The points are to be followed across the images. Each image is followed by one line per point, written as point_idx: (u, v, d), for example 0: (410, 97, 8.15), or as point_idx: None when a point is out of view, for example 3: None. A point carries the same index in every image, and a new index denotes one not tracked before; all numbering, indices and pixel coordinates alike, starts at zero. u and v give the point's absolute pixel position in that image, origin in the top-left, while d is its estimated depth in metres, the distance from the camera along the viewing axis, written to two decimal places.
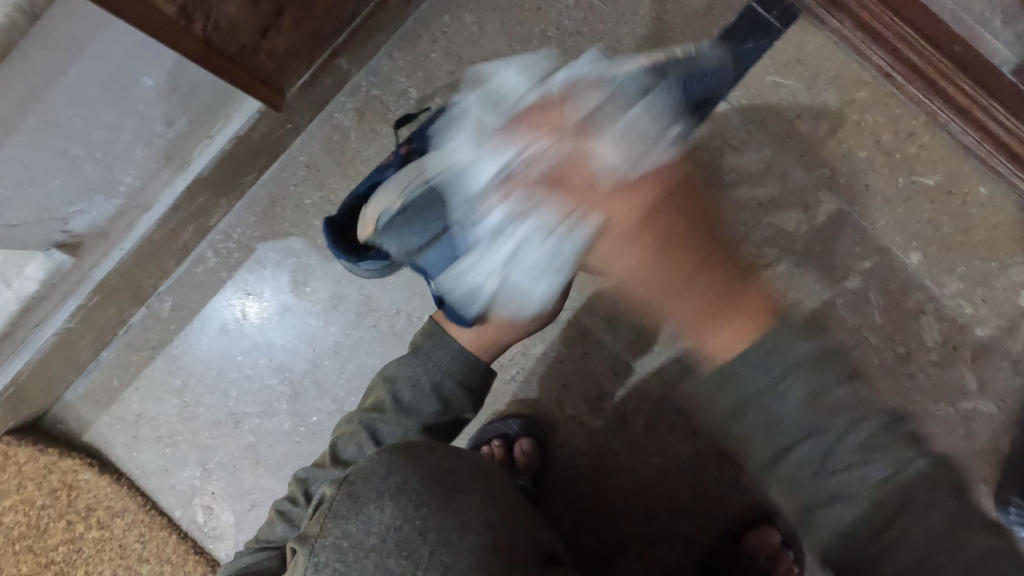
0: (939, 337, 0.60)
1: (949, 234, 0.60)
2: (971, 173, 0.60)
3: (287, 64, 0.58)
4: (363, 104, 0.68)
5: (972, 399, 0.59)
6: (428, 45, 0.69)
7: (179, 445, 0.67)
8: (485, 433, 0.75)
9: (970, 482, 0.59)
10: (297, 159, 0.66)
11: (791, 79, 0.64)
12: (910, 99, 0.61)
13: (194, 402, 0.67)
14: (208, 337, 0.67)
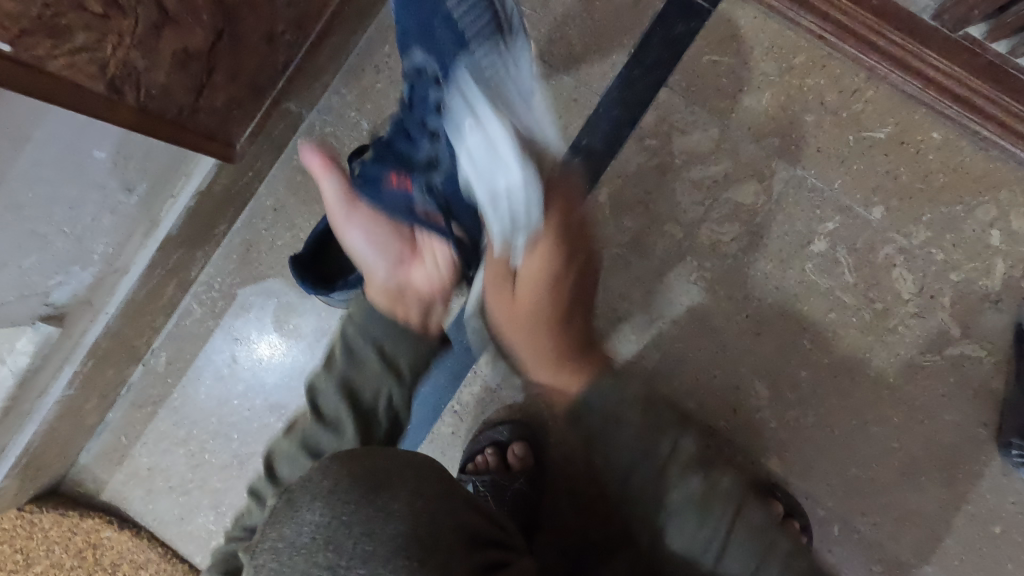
0: (915, 287, 0.67)
1: (909, 184, 0.66)
2: (924, 120, 0.66)
3: (231, 117, 0.64)
4: (320, 143, 0.74)
5: (960, 344, 0.66)
6: (371, 77, 0.73)
7: (191, 492, 0.76)
8: (475, 442, 0.76)
9: (973, 427, 0.66)
10: (268, 203, 0.74)
11: (727, 55, 0.70)
12: (848, 56, 0.67)
13: (199, 449, 0.76)
14: (204, 386, 0.76)
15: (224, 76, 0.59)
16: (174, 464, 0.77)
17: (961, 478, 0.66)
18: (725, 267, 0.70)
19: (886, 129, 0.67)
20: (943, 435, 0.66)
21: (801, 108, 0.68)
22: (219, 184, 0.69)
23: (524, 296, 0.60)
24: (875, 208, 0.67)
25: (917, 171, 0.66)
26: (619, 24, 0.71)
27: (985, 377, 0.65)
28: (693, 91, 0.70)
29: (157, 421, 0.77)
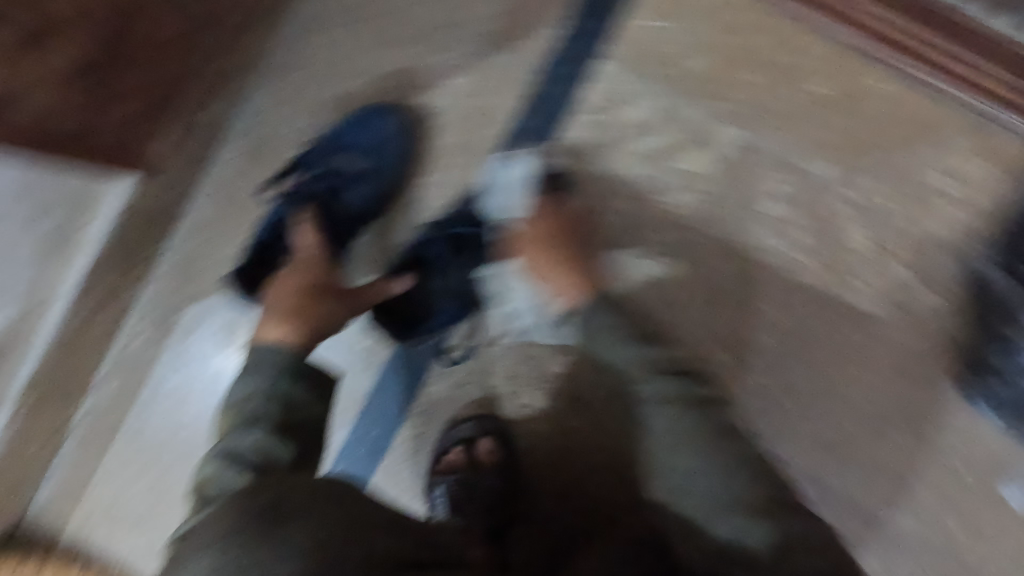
0: (782, 244, 0.84)
1: (769, 160, 0.85)
2: (780, 99, 0.85)
3: (128, 140, 0.80)
4: (271, 145, 0.92)
5: (818, 289, 0.84)
6: (247, 113, 0.92)
7: (165, 499, 0.87)
8: (444, 441, 0.89)
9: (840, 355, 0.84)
10: (224, 202, 0.91)
11: (491, 80, 0.89)
12: (644, 41, 0.87)
13: (160, 464, 0.88)
14: (149, 408, 0.89)
15: (101, 97, 0.75)
16: (134, 511, 0.88)
17: (812, 373, 0.85)
18: (620, 220, 0.88)
19: (712, 89, 0.86)
20: (808, 365, 0.85)
21: (628, 85, 0.87)
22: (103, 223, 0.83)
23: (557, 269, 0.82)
24: (683, 168, 0.87)
25: (688, 139, 0.86)
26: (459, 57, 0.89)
27: (845, 306, 0.84)
28: (483, 121, 0.89)
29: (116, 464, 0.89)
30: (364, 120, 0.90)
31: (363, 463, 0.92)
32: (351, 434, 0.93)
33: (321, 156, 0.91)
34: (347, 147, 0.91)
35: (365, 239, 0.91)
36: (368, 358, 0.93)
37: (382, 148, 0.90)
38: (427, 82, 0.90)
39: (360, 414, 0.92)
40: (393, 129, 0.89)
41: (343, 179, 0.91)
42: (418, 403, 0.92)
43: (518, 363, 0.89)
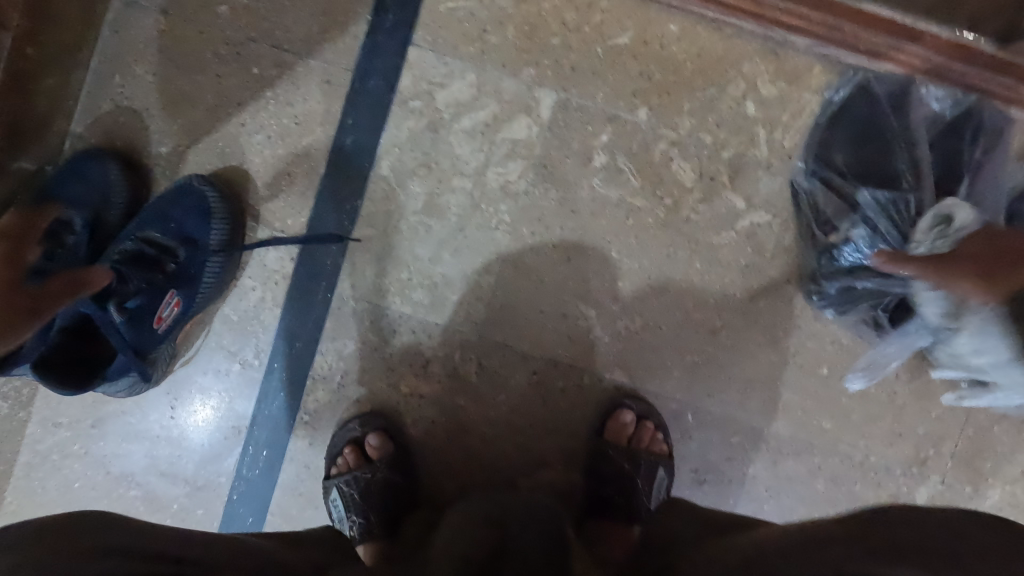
0: (639, 274, 0.89)
1: (606, 202, 0.88)
2: (707, 127, 0.87)
3: (62, 104, 0.83)
4: (216, 103, 0.86)
5: (596, 326, 0.89)
6: (143, 58, 0.85)
7: (49, 462, 0.88)
8: (334, 447, 0.88)
9: (618, 391, 0.89)
10: (230, 109, 0.86)
11: (441, 57, 0.86)
12: (579, 47, 0.86)
13: (50, 416, 0.88)
14: (55, 440, 0.88)
15: (44, 61, 0.78)
16: (96, 472, 0.89)
17: (787, 368, 0.90)
18: (528, 225, 0.88)
19: (765, 90, 0.87)
20: (682, 387, 0.90)
21: (605, 81, 0.87)
22: (48, 132, 0.82)
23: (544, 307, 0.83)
24: (724, 157, 0.88)
25: (735, 136, 0.87)
26: (373, 22, 0.86)
27: (622, 344, 0.89)
28: (423, 93, 0.87)
29: (78, 467, 0.88)
30: (183, 184, 0.84)
31: (267, 438, 0.89)
32: (248, 400, 0.89)
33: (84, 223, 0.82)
34: (185, 235, 0.83)
35: (206, 233, 0.83)
36: (258, 316, 0.88)
37: (154, 211, 0.83)
38: (338, 50, 0.86)
39: (308, 377, 0.89)
40: (211, 198, 0.83)
41: (162, 258, 0.82)
42: (382, 343, 0.88)
43: (408, 363, 0.89)
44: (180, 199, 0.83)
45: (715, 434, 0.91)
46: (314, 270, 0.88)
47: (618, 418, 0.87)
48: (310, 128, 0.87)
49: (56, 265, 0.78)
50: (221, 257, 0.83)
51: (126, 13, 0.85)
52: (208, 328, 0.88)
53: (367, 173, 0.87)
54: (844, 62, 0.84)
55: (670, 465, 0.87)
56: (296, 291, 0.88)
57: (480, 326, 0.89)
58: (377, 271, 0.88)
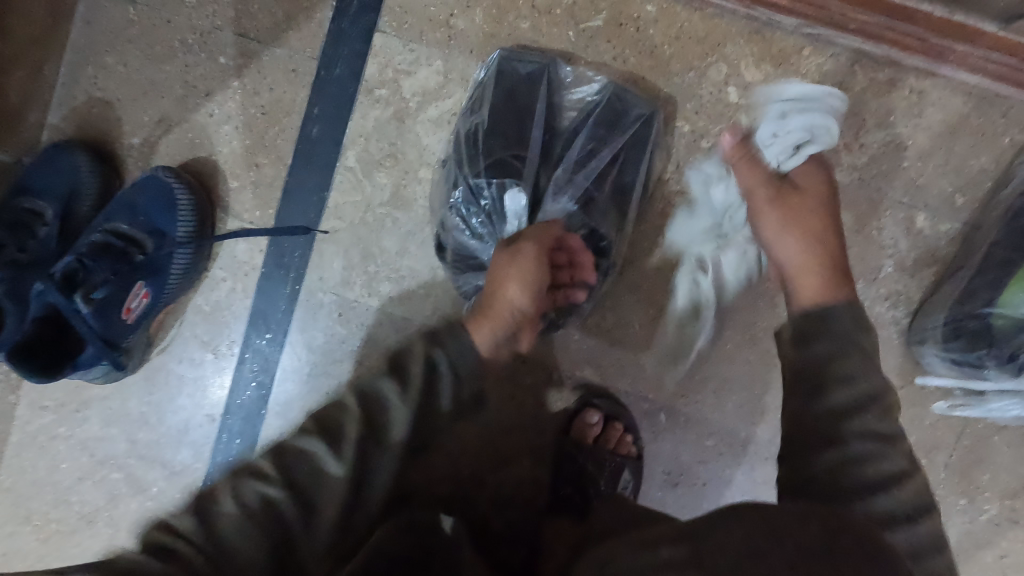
0: (612, 267, 0.85)
1: None
2: (686, 113, 0.83)
3: (35, 97, 0.84)
4: (184, 94, 0.86)
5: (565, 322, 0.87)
6: (113, 49, 0.86)
7: (39, 442, 0.93)
8: None
9: (588, 388, 0.88)
10: (198, 98, 0.86)
11: (407, 43, 0.84)
12: (550, 30, 0.83)
13: (40, 398, 0.92)
14: (44, 421, 0.92)
15: (11, 53, 0.79)
16: (81, 454, 0.92)
17: (767, 368, 0.86)
18: None
19: (748, 74, 0.81)
20: (654, 385, 0.87)
21: (577, 66, 0.83)
22: (21, 122, 0.83)
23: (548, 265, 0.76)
24: (704, 146, 0.83)
25: (715, 123, 0.82)
26: (338, 8, 0.84)
27: (592, 340, 0.87)
28: (389, 80, 0.84)
29: (65, 449, 0.93)
30: (151, 176, 0.84)
31: (239, 427, 0.91)
32: (222, 388, 0.90)
33: (55, 215, 0.83)
34: (153, 226, 0.84)
35: (173, 226, 0.84)
36: (229, 306, 0.89)
37: (123, 203, 0.84)
38: (303, 37, 0.85)
39: (278, 368, 0.90)
40: (177, 189, 0.83)
41: (130, 249, 0.84)
42: (350, 335, 0.88)
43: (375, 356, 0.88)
44: (147, 192, 0.84)
45: (688, 436, 0.87)
46: (282, 261, 0.88)
47: (584, 417, 0.86)
48: (276, 117, 0.85)
49: (26, 256, 0.81)
50: (188, 248, 0.84)
51: (95, 3, 0.85)
52: (181, 318, 0.90)
53: (333, 163, 0.86)
54: (837, 43, 0.79)
55: (636, 467, 0.85)
56: (265, 283, 0.88)
57: (447, 320, 0.87)
58: (344, 263, 0.87)
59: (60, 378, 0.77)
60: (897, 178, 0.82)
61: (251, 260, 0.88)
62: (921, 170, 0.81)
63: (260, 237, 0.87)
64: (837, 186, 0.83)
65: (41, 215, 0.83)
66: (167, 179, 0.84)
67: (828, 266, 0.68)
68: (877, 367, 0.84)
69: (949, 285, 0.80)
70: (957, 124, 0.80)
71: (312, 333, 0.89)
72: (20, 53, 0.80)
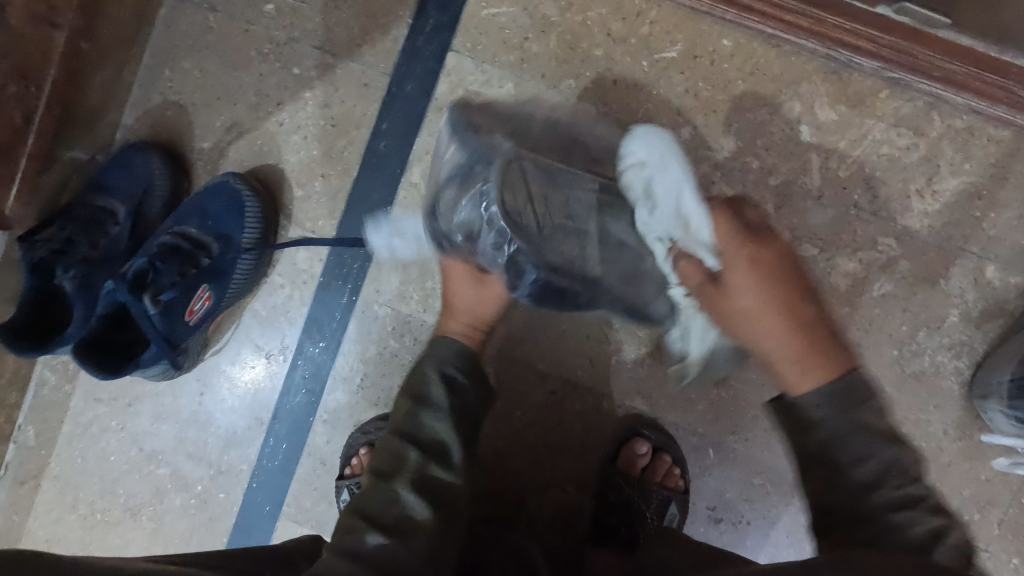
0: None
1: None
2: (757, 148, 0.82)
3: (115, 97, 0.86)
4: (257, 102, 0.87)
5: (618, 351, 0.86)
6: (191, 55, 0.87)
7: (91, 433, 0.94)
8: (350, 447, 0.88)
9: (637, 417, 0.87)
10: (270, 107, 0.87)
11: (479, 64, 0.84)
12: (621, 59, 0.82)
13: (95, 388, 0.94)
14: (98, 411, 0.94)
15: (98, 56, 0.81)
16: (130, 448, 0.94)
17: None
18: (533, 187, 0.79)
19: (822, 114, 0.81)
20: (704, 420, 0.86)
21: (648, 96, 0.82)
22: (99, 121, 0.85)
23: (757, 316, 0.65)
24: (771, 183, 0.82)
25: (784, 161, 0.82)
26: (414, 25, 0.85)
27: (644, 370, 0.86)
28: (459, 99, 0.85)
29: (115, 441, 0.94)
30: (222, 180, 0.85)
31: (287, 432, 0.92)
32: (272, 392, 0.91)
33: (129, 214, 0.85)
34: (219, 230, 0.85)
35: (238, 231, 0.85)
36: (286, 312, 0.90)
37: (193, 205, 0.85)
38: (378, 51, 0.85)
39: (329, 376, 0.90)
40: (246, 196, 0.84)
41: (196, 252, 0.84)
42: (402, 349, 0.89)
43: None
44: (218, 196, 0.85)
45: (736, 473, 0.86)
46: (341, 272, 0.88)
47: (632, 447, 0.85)
48: (345, 129, 0.86)
49: (98, 253, 0.83)
50: (252, 254, 0.85)
51: (177, 8, 0.87)
52: (238, 322, 0.91)
53: (398, 178, 0.87)
54: (915, 87, 0.78)
55: (683, 501, 0.84)
56: (324, 293, 0.89)
57: (500, 341, 0.88)
58: (402, 278, 0.88)
59: (122, 376, 0.78)
60: (969, 227, 0.80)
61: (312, 270, 0.89)
62: (994, 221, 0.80)
63: (324, 248, 0.88)
64: (906, 232, 0.81)
65: (115, 214, 0.85)
66: (238, 186, 0.85)
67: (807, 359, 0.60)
68: (935, 417, 0.83)
69: (1017, 339, 0.79)
70: None
71: (366, 345, 0.89)
72: (105, 54, 0.82)
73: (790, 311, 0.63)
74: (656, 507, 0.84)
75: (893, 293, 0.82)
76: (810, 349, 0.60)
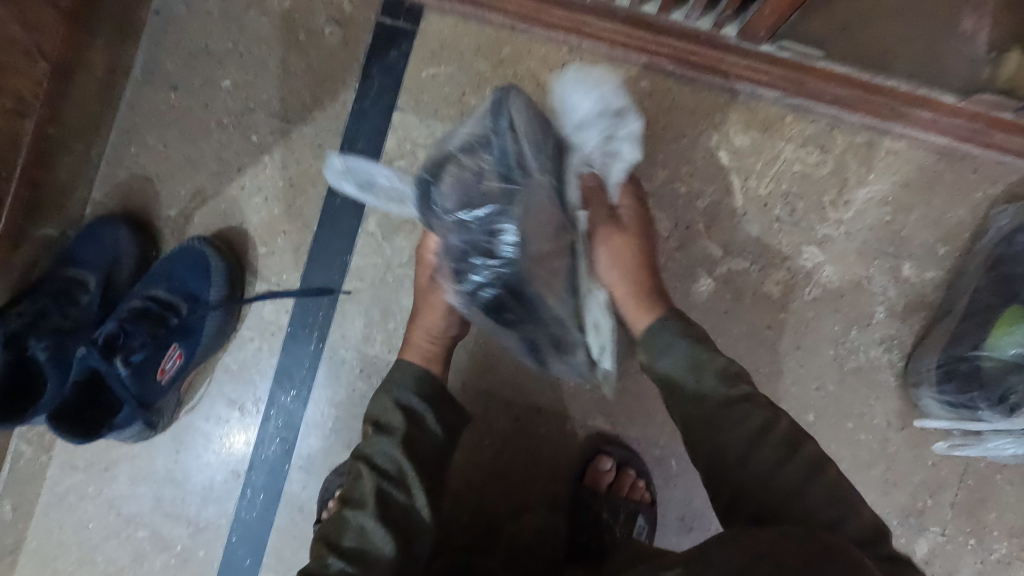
0: None
1: None
2: (681, 176, 0.89)
3: (81, 175, 0.91)
4: (218, 170, 0.93)
5: (575, 374, 0.91)
6: (154, 131, 0.94)
7: (68, 502, 0.95)
8: (325, 492, 0.91)
9: (600, 435, 0.91)
10: (231, 173, 0.93)
11: (423, 119, 0.92)
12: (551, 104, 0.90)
13: (71, 458, 0.96)
14: (74, 479, 0.95)
15: (64, 140, 0.86)
16: (107, 513, 0.95)
17: None
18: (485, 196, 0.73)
19: (737, 140, 0.89)
20: (664, 433, 0.90)
21: None
22: (69, 199, 0.90)
23: (628, 260, 0.77)
24: (699, 205, 0.89)
25: (708, 184, 0.89)
26: (361, 88, 0.93)
27: (602, 389, 0.90)
28: (407, 151, 0.92)
29: (92, 508, 0.95)
30: (188, 243, 0.90)
31: (263, 482, 0.94)
32: (247, 445, 0.94)
33: (100, 283, 0.89)
34: (186, 291, 0.89)
35: (204, 291, 0.89)
36: (256, 364, 0.93)
37: (161, 268, 0.89)
38: (328, 115, 0.93)
39: (301, 424, 0.93)
40: (211, 257, 0.89)
41: (165, 314, 0.88)
42: (370, 390, 0.92)
43: None
44: (184, 258, 0.89)
45: (699, 481, 0.90)
46: (307, 321, 0.93)
47: (597, 464, 0.89)
48: (302, 187, 0.92)
49: (69, 323, 0.86)
50: (220, 311, 0.89)
51: (139, 90, 0.94)
52: (209, 378, 0.94)
53: (355, 229, 0.92)
54: (814, 111, 0.87)
55: (649, 513, 0.88)
56: (292, 342, 0.93)
57: (465, 375, 0.92)
58: (365, 322, 0.92)
59: (96, 438, 0.81)
60: (881, 231, 0.88)
61: (280, 322, 0.93)
62: (904, 222, 0.88)
63: (289, 299, 0.93)
64: (827, 239, 0.89)
65: (85, 283, 0.89)
66: (203, 248, 0.89)
67: (644, 298, 0.75)
68: (877, 410, 0.88)
69: (938, 329, 0.85)
70: (933, 181, 0.87)
71: (335, 389, 0.93)
72: (70, 137, 0.87)
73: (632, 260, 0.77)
74: (623, 520, 0.88)
75: (821, 296, 0.89)
76: (627, 285, 0.76)
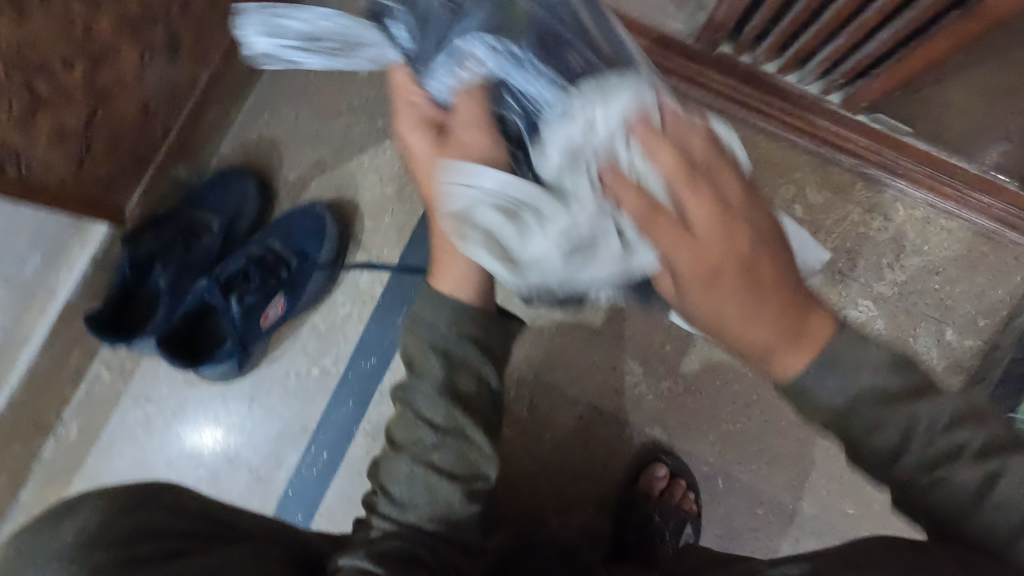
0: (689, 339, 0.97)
1: None
2: None
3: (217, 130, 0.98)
4: (342, 146, 1.01)
5: (640, 384, 0.97)
6: (288, 101, 1.01)
7: (133, 431, 0.98)
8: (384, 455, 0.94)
9: (654, 442, 0.97)
10: (353, 150, 1.01)
11: None
12: None
13: (144, 390, 0.99)
14: (143, 411, 0.98)
15: (214, 97, 0.94)
16: (170, 449, 0.98)
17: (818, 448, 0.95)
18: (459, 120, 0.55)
19: (811, 197, 1.00)
20: (716, 451, 0.96)
21: None
22: (202, 148, 0.98)
23: (711, 266, 0.47)
24: None
25: None
26: None
27: (664, 401, 0.97)
28: None
29: (156, 442, 0.98)
30: (309, 206, 0.97)
31: (328, 442, 0.97)
32: (320, 403, 0.98)
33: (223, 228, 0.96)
34: (300, 249, 0.96)
35: (315, 250, 0.95)
36: (344, 328, 0.99)
37: (281, 224, 0.96)
38: None
39: (375, 391, 0.97)
40: (328, 221, 0.96)
41: (277, 266, 0.95)
42: None
43: None
44: (303, 218, 0.96)
45: (741, 502, 0.95)
46: (399, 296, 0.99)
47: (651, 471, 0.94)
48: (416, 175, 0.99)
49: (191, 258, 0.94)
50: (325, 271, 0.95)
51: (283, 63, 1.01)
52: (298, 334, 0.99)
53: None
54: (885, 182, 0.98)
55: (696, 523, 0.93)
56: (381, 311, 0.98)
57: (537, 369, 0.99)
58: None
59: (197, 368, 0.86)
60: (930, 297, 0.98)
61: (372, 290, 0.99)
62: (949, 293, 0.98)
63: (385, 272, 0.98)
64: (879, 296, 0.99)
65: (211, 226, 0.96)
66: (322, 212, 0.96)
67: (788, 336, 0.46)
68: None
69: None
70: (981, 260, 0.97)
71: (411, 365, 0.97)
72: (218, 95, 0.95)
73: (763, 274, 0.47)
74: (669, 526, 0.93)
75: None
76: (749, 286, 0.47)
